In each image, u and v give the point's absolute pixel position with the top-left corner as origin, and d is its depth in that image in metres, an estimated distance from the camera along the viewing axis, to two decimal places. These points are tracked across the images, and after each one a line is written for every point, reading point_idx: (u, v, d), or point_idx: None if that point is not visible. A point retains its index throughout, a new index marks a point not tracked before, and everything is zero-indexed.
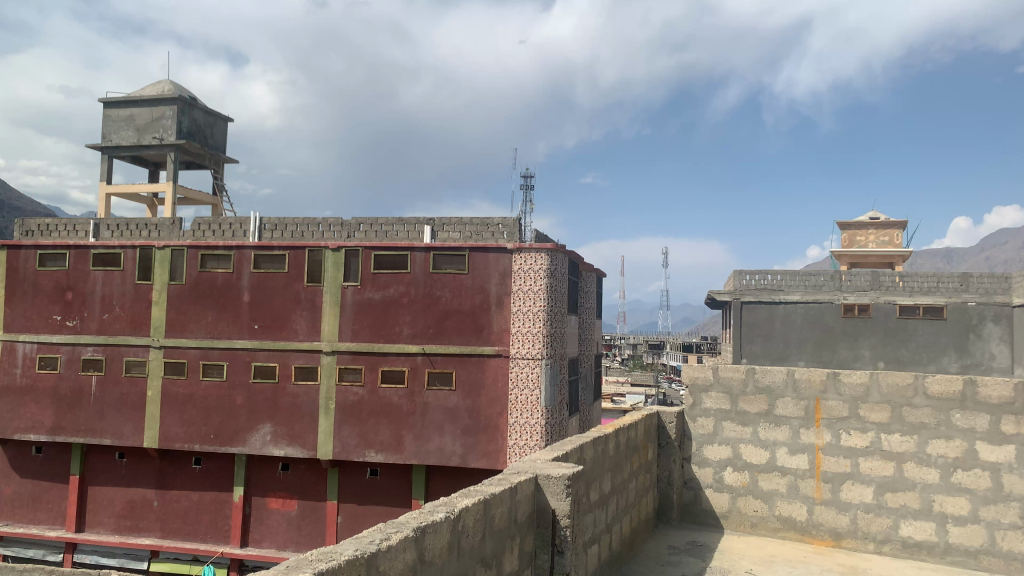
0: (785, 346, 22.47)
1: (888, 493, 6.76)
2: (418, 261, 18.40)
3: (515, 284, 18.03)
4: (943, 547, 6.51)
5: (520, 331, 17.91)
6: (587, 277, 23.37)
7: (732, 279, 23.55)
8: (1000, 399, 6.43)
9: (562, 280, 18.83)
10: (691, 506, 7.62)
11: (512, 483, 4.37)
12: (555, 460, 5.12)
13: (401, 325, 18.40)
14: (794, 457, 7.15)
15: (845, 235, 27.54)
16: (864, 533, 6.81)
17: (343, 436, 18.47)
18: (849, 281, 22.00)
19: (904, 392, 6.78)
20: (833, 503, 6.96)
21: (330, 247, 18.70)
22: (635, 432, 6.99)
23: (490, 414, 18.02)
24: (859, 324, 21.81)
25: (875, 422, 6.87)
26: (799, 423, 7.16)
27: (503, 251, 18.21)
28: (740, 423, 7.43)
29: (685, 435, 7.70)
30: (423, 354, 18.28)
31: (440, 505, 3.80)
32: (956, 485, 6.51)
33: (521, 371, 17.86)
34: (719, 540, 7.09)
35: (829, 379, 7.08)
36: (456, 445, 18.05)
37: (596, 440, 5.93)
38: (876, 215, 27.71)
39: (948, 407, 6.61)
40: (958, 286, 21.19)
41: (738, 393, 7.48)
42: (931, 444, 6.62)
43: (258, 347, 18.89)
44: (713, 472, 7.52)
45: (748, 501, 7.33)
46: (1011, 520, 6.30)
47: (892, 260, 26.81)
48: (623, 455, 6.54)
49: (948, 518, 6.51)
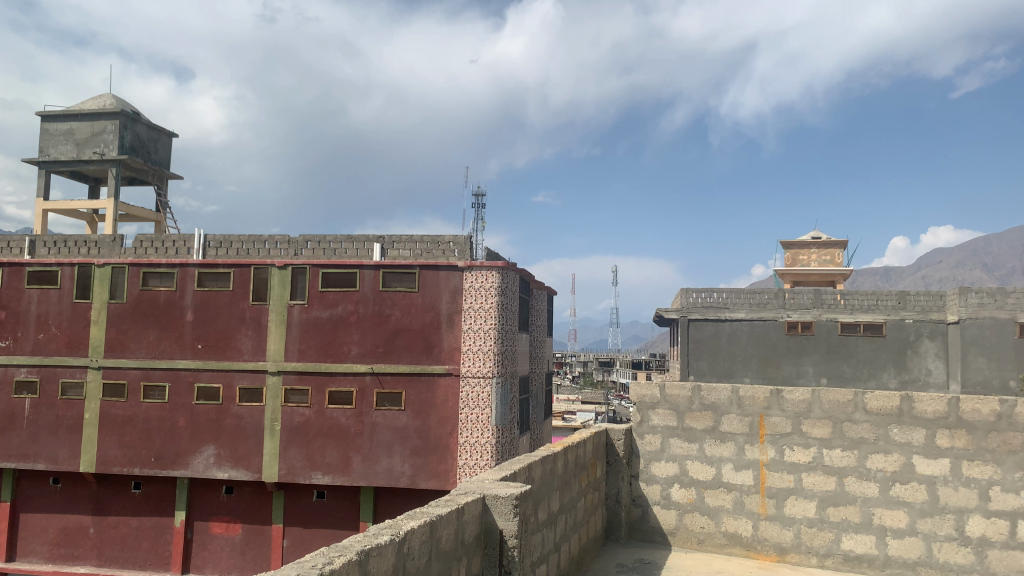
0: (731, 363, 22.83)
1: (830, 507, 6.88)
2: (368, 279, 18.29)
3: (466, 302, 18.01)
4: (882, 560, 6.65)
5: (470, 349, 17.88)
6: (538, 294, 23.43)
7: (679, 297, 23.86)
8: (934, 413, 6.63)
9: (513, 298, 18.86)
10: (639, 524, 7.64)
11: (459, 503, 4.34)
12: (503, 480, 5.10)
13: (348, 344, 18.17)
14: (739, 474, 7.25)
15: (788, 254, 28.17)
16: (807, 548, 6.90)
17: (289, 457, 18.14)
18: (792, 299, 22.52)
19: (844, 408, 6.94)
20: (778, 518, 7.05)
21: (276, 265, 18.44)
22: (584, 450, 7.00)
23: (440, 434, 17.89)
24: (803, 341, 22.31)
25: (817, 438, 7.00)
26: (744, 439, 7.27)
27: (453, 269, 18.20)
28: (686, 440, 7.50)
29: (633, 452, 7.75)
30: (372, 373, 18.09)
31: (385, 527, 3.75)
32: (895, 498, 6.67)
33: (471, 390, 17.81)
34: (667, 557, 7.12)
35: (772, 396, 7.21)
36: (405, 466, 17.88)
37: (545, 459, 5.93)
38: (818, 235, 28.42)
39: (886, 422, 6.79)
40: (897, 304, 21.72)
41: (685, 409, 7.55)
42: (870, 458, 6.79)
43: (202, 367, 18.45)
44: (661, 489, 7.58)
45: (694, 518, 7.39)
46: (947, 532, 6.46)
47: (833, 278, 27.50)
48: (571, 473, 6.55)
49: (886, 531, 6.65)
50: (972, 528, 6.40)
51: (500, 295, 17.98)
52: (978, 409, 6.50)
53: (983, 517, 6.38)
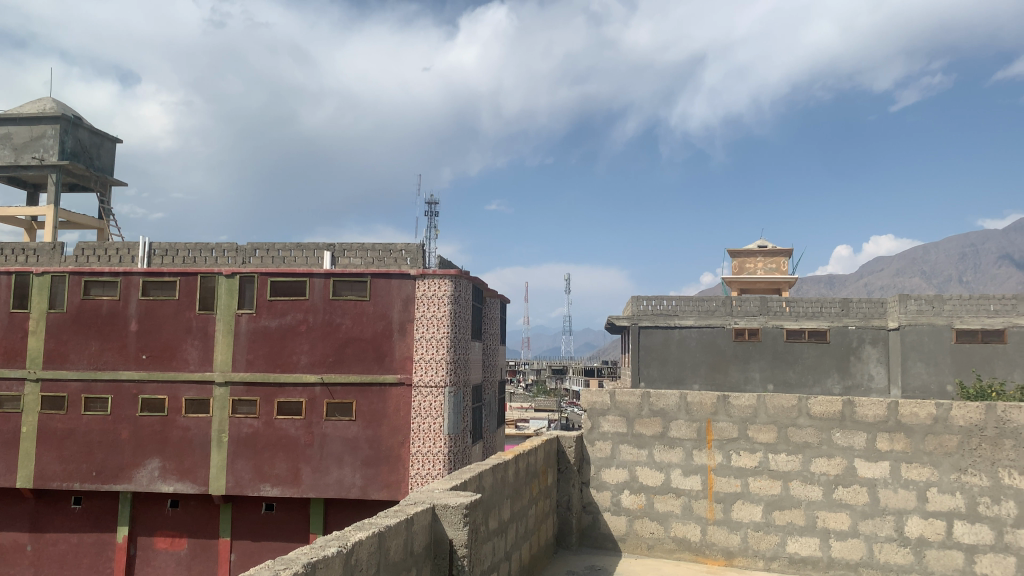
0: (680, 369, 23.10)
1: (775, 511, 7.00)
2: (318, 287, 18.09)
3: (418, 310, 17.94)
4: (826, 562, 6.79)
5: (422, 358, 17.80)
6: (491, 302, 23.43)
7: (630, 305, 24.14)
8: (875, 417, 6.80)
9: (465, 306, 18.84)
10: (590, 531, 7.67)
11: (408, 513, 4.31)
12: (453, 489, 5.07)
13: (298, 353, 17.93)
14: (687, 479, 7.34)
15: (736, 262, 28.69)
16: (754, 551, 7.02)
17: (237, 469, 17.80)
18: (739, 307, 22.96)
19: (788, 413, 7.09)
20: (725, 523, 7.16)
21: (224, 273, 18.12)
22: (535, 457, 7.02)
23: (391, 444, 17.75)
24: (750, 348, 22.72)
25: (762, 443, 7.14)
26: (692, 444, 7.37)
27: (405, 277, 18.13)
28: (636, 446, 7.58)
29: (584, 459, 7.80)
30: (322, 383, 17.86)
31: (333, 539, 3.71)
32: (837, 501, 6.82)
33: (424, 399, 17.72)
34: (617, 563, 7.17)
35: (719, 402, 7.33)
36: (356, 477, 17.68)
37: (496, 468, 5.92)
38: (765, 243, 29.01)
39: (829, 426, 6.94)
40: (840, 311, 22.38)
41: (634, 416, 7.64)
42: (814, 462, 6.94)
43: (146, 378, 18.01)
44: (611, 495, 7.64)
45: (644, 524, 7.46)
46: (887, 533, 6.64)
47: (779, 286, 28.07)
48: (522, 481, 6.55)
49: (830, 533, 6.80)
50: (911, 529, 6.58)
51: (453, 303, 17.96)
52: (916, 413, 6.68)
53: (920, 518, 6.56)
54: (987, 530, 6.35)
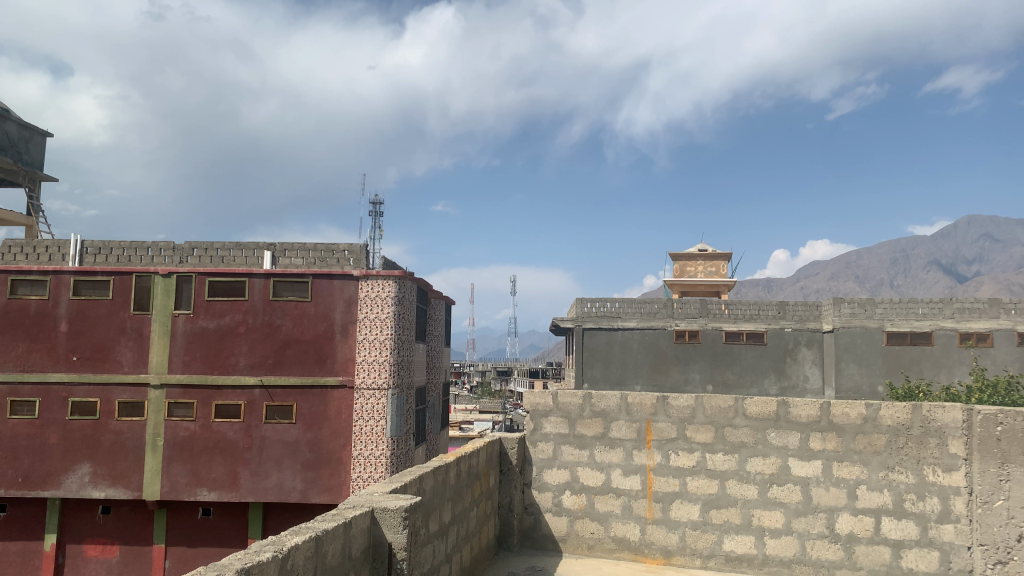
0: (623, 370, 23.37)
1: (712, 510, 7.14)
2: (257, 287, 17.78)
3: (361, 311, 17.78)
4: (761, 559, 6.94)
5: (365, 359, 17.63)
6: (435, 303, 23.34)
7: (574, 306, 24.35)
8: (808, 417, 6.99)
9: (410, 307, 18.71)
10: (531, 532, 7.70)
11: (346, 517, 4.26)
12: (393, 492, 5.03)
13: (237, 355, 17.58)
14: (627, 479, 7.43)
15: (677, 265, 29.21)
16: (691, 550, 7.13)
17: (172, 474, 17.36)
18: (680, 309, 23.40)
19: (725, 413, 7.23)
20: (664, 522, 7.26)
21: (160, 273, 17.64)
22: (477, 459, 7.01)
23: (333, 447, 17.52)
24: (690, 349, 23.10)
25: (700, 443, 7.26)
26: (631, 444, 7.46)
27: (348, 278, 17.94)
28: (577, 446, 7.64)
29: (526, 460, 7.82)
30: (261, 386, 17.55)
31: (268, 544, 3.64)
32: (771, 499, 6.98)
33: (366, 402, 17.56)
34: (557, 564, 7.21)
35: (659, 403, 7.44)
36: (296, 480, 17.41)
37: (437, 471, 5.89)
38: (705, 247, 29.58)
39: (764, 427, 7.10)
40: (776, 314, 22.93)
41: (576, 416, 7.69)
42: (749, 461, 7.09)
43: (77, 381, 17.44)
44: (553, 496, 7.67)
45: (585, 524, 7.52)
46: (819, 530, 6.82)
47: (718, 289, 28.63)
48: (463, 483, 6.54)
49: (765, 531, 6.95)
50: (841, 526, 6.77)
51: (396, 305, 17.84)
52: (847, 414, 6.89)
53: (851, 515, 6.76)
54: (913, 525, 6.58)
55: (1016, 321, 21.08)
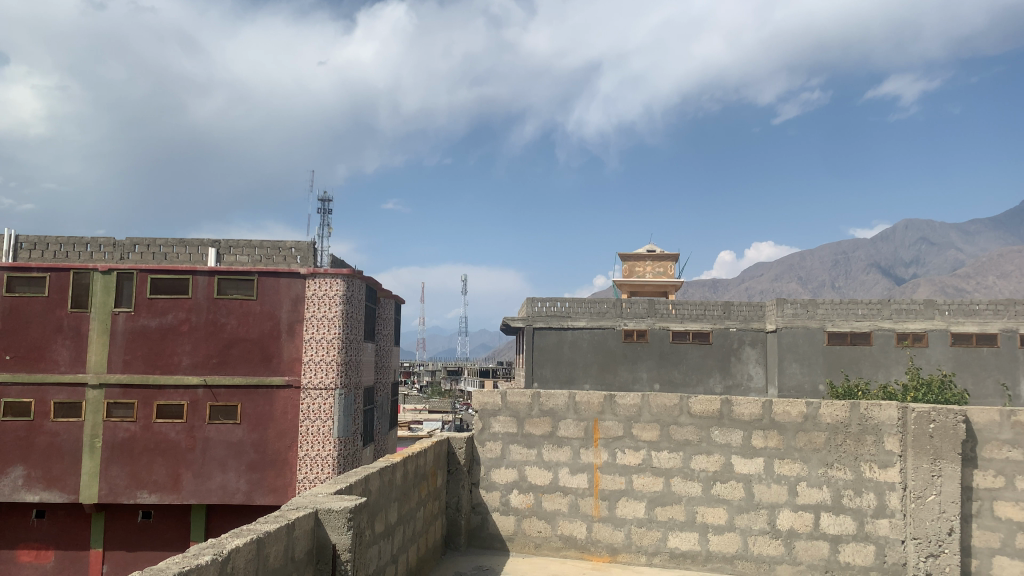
0: (572, 369, 23.50)
1: (657, 507, 7.23)
2: (201, 285, 17.41)
3: (308, 310, 17.55)
4: (704, 555, 7.05)
5: (312, 359, 17.41)
6: (385, 302, 23.16)
7: (525, 306, 24.41)
8: (751, 415, 7.12)
9: (358, 306, 18.53)
10: (478, 531, 7.68)
11: (289, 519, 4.19)
12: (338, 493, 4.97)
13: (179, 354, 17.18)
14: (575, 477, 7.47)
15: (626, 266, 29.55)
16: (637, 547, 7.21)
17: (111, 476, 16.90)
18: (629, 309, 23.66)
19: (671, 411, 7.33)
20: (610, 520, 7.33)
21: (99, 270, 17.14)
22: (424, 459, 6.97)
23: (278, 448, 17.28)
24: (638, 349, 23.36)
25: (646, 441, 7.34)
26: (579, 443, 7.50)
27: (295, 276, 17.70)
28: (525, 445, 7.65)
29: (473, 460, 7.80)
30: (204, 386, 17.18)
31: (207, 547, 3.56)
32: (715, 496, 7.10)
33: (313, 402, 17.34)
34: (504, 563, 7.20)
35: (606, 401, 7.50)
36: (240, 481, 17.12)
37: (383, 471, 5.85)
38: (653, 248, 30.00)
39: (708, 425, 7.22)
40: (722, 314, 23.34)
41: (525, 415, 7.70)
42: (694, 459, 7.19)
43: (10, 381, 16.85)
44: (500, 496, 7.68)
45: (532, 522, 7.54)
46: (761, 526, 6.95)
47: (666, 289, 29.04)
48: (410, 483, 6.50)
49: (708, 528, 7.06)
50: (782, 522, 6.90)
51: (344, 304, 17.66)
52: (788, 411, 7.04)
53: (791, 511, 6.90)
54: (850, 520, 6.76)
55: (949, 322, 21.83)
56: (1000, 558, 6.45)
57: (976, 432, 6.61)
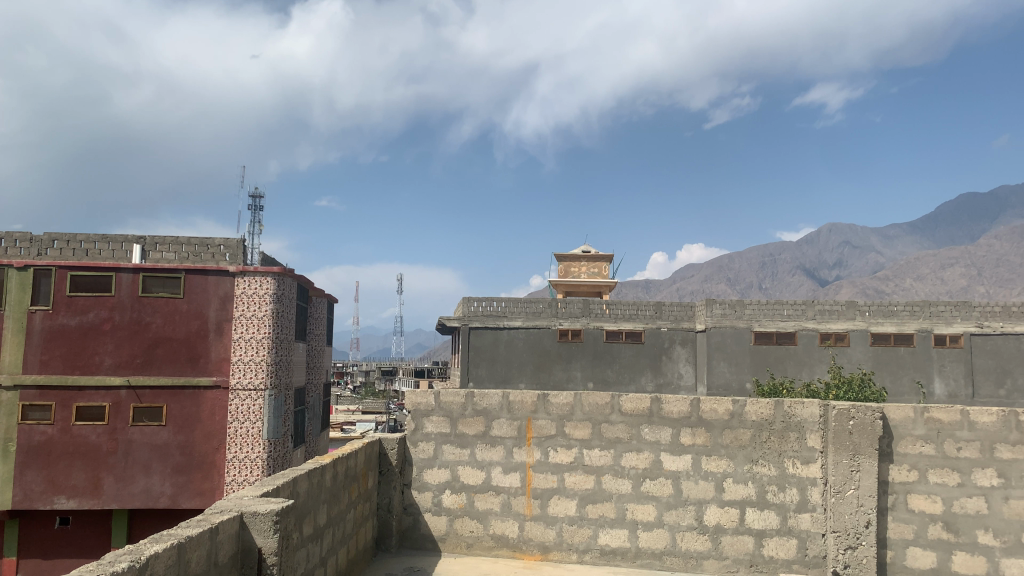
0: (507, 369, 23.55)
1: (588, 505, 7.30)
2: (125, 283, 16.83)
3: (237, 309, 17.17)
4: (634, 552, 7.14)
5: (241, 359, 17.06)
6: (317, 302, 22.83)
7: (461, 305, 24.37)
8: (679, 413, 7.25)
9: (289, 305, 18.22)
10: (410, 532, 7.63)
11: (212, 523, 4.08)
12: (264, 495, 4.87)
13: (101, 354, 16.56)
14: (507, 476, 7.48)
15: (561, 266, 29.80)
16: (568, 545, 7.27)
17: (27, 481, 16.19)
18: (564, 308, 23.82)
19: (603, 410, 7.40)
20: (542, 518, 7.37)
21: (14, 266, 16.43)
22: (355, 461, 6.87)
23: (206, 450, 16.87)
24: (572, 348, 23.56)
25: (578, 439, 7.40)
26: (512, 442, 7.52)
27: (224, 274, 17.30)
28: (458, 445, 7.63)
29: (406, 460, 7.73)
30: (128, 387, 16.61)
31: (124, 553, 3.43)
32: (644, 493, 7.20)
33: (242, 403, 16.99)
34: (436, 563, 7.18)
35: (539, 400, 7.53)
36: (165, 485, 16.64)
37: (311, 473, 5.75)
38: (588, 249, 30.35)
39: (638, 422, 7.32)
40: (653, 314, 23.76)
41: (458, 415, 7.67)
42: (624, 457, 7.29)
43: None
44: (432, 496, 7.64)
45: (464, 522, 7.52)
46: (688, 522, 7.09)
47: (600, 289, 29.39)
48: (340, 485, 6.40)
49: (638, 524, 7.17)
50: (709, 517, 7.05)
51: (275, 303, 17.35)
52: (715, 409, 7.19)
53: (717, 507, 7.05)
54: (774, 515, 6.95)
55: (869, 322, 22.68)
56: (913, 549, 6.72)
57: (892, 428, 6.86)
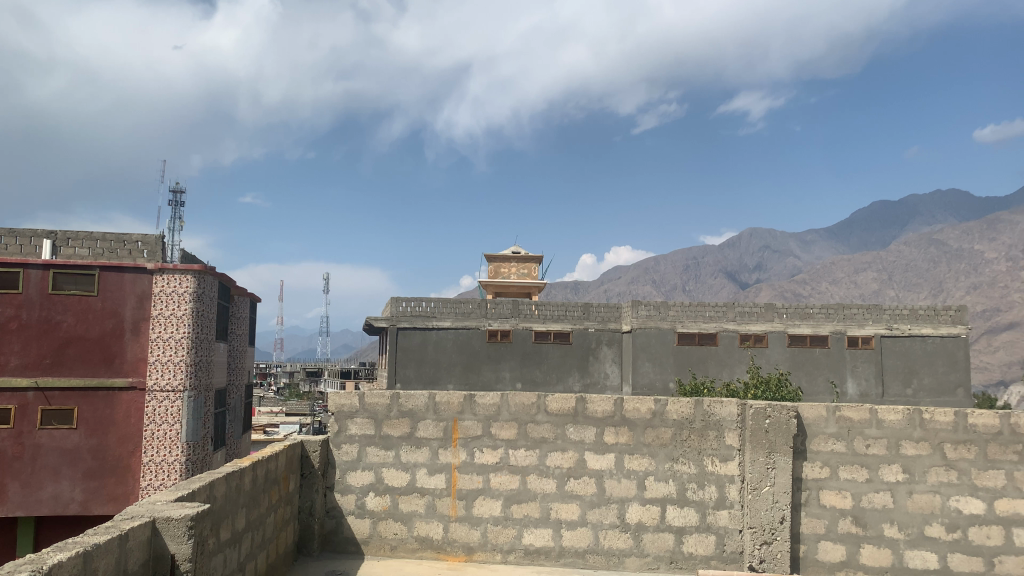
0: (435, 370, 23.45)
1: (513, 505, 7.32)
2: (33, 279, 15.88)
3: (155, 307, 16.64)
4: (557, 551, 7.20)
5: (159, 359, 16.56)
6: (239, 301, 22.28)
7: (389, 305, 24.12)
8: (603, 413, 7.34)
9: (210, 304, 17.78)
10: (332, 536, 7.50)
11: (122, 529, 3.94)
12: (179, 500, 4.72)
13: (5, 354, 15.68)
14: (432, 478, 7.44)
15: (491, 267, 29.86)
16: (492, 545, 7.28)
17: None
18: (493, 309, 23.83)
19: (529, 409, 7.43)
20: (467, 519, 7.35)
21: None
22: (275, 464, 6.72)
23: (120, 454, 16.28)
24: (501, 349, 23.62)
25: (504, 440, 7.42)
26: (438, 443, 7.48)
27: (141, 271, 16.70)
28: (383, 447, 7.54)
29: (329, 463, 7.60)
30: (35, 389, 15.81)
31: (25, 563, 3.27)
32: (568, 492, 7.27)
33: (159, 404, 16.48)
34: (359, 567, 7.09)
35: (465, 401, 7.51)
36: (75, 491, 15.96)
37: (229, 476, 5.59)
38: (518, 250, 30.52)
39: (564, 422, 7.38)
40: (581, 315, 24.01)
41: (383, 417, 7.59)
42: (549, 456, 7.34)
43: None
44: (356, 499, 7.53)
45: (388, 525, 7.45)
46: (611, 521, 7.19)
47: (529, 290, 29.58)
48: (259, 488, 6.24)
49: (561, 524, 7.23)
50: (631, 516, 7.17)
51: (196, 302, 16.95)
52: (638, 408, 7.30)
53: (639, 505, 7.17)
54: (693, 512, 7.11)
55: (787, 324, 23.44)
56: (824, 542, 6.96)
57: (806, 426, 7.10)
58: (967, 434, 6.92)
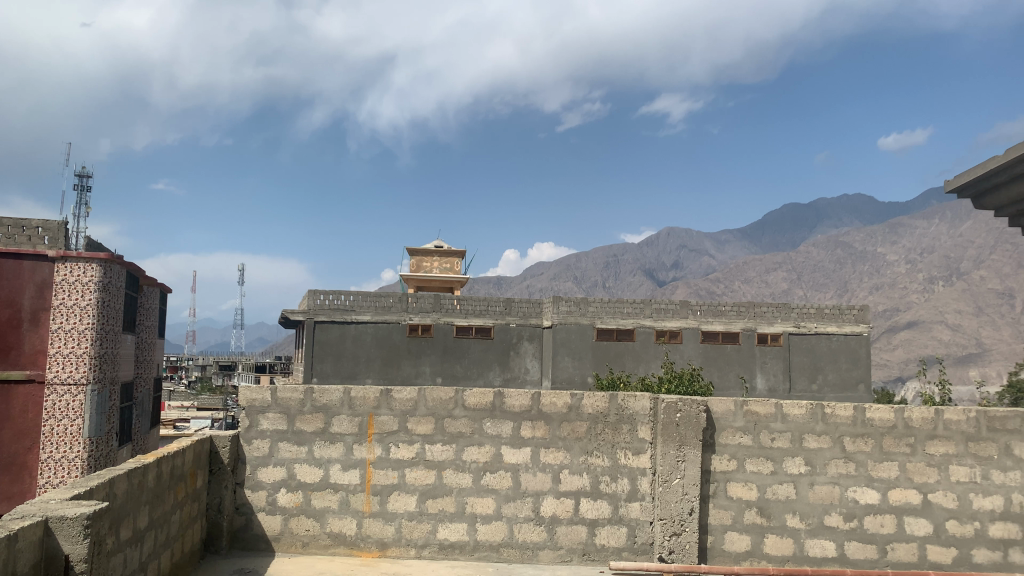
0: (354, 364, 23.15)
1: (428, 500, 7.29)
2: None
3: (56, 297, 15.84)
4: (472, 545, 7.21)
5: (59, 351, 15.80)
6: (148, 291, 21.45)
7: (306, 298, 23.60)
8: (520, 407, 7.37)
9: (116, 294, 17.06)
10: (241, 533, 7.32)
11: (11, 530, 3.74)
12: (74, 498, 4.52)
13: None
14: (346, 474, 7.34)
15: (413, 261, 29.66)
16: (406, 541, 7.23)
17: None
18: (414, 303, 23.59)
19: (445, 404, 7.40)
20: (381, 514, 7.28)
21: None
22: (182, 459, 6.51)
23: (15, 451, 15.49)
24: (422, 343, 23.49)
25: (420, 434, 7.37)
26: (352, 439, 7.37)
27: (42, 259, 15.85)
28: (296, 443, 7.39)
29: (238, 458, 7.40)
30: None
31: None
32: (484, 486, 7.29)
33: (59, 398, 15.74)
34: (268, 564, 6.95)
35: (381, 396, 7.42)
36: None
37: (132, 473, 5.38)
38: (440, 244, 30.39)
39: (480, 416, 7.38)
40: (502, 310, 24.07)
41: (296, 413, 7.43)
42: (465, 451, 7.33)
43: None
44: (267, 495, 7.36)
45: (300, 521, 7.31)
46: (526, 514, 7.24)
47: (451, 285, 29.52)
48: (164, 485, 6.04)
49: (476, 518, 7.24)
50: (545, 509, 7.24)
51: (101, 292, 16.24)
52: (554, 403, 7.37)
53: (554, 498, 7.25)
54: (605, 505, 7.23)
55: (700, 321, 24.10)
56: (731, 533, 7.18)
57: (715, 420, 7.29)
58: (864, 427, 7.25)
